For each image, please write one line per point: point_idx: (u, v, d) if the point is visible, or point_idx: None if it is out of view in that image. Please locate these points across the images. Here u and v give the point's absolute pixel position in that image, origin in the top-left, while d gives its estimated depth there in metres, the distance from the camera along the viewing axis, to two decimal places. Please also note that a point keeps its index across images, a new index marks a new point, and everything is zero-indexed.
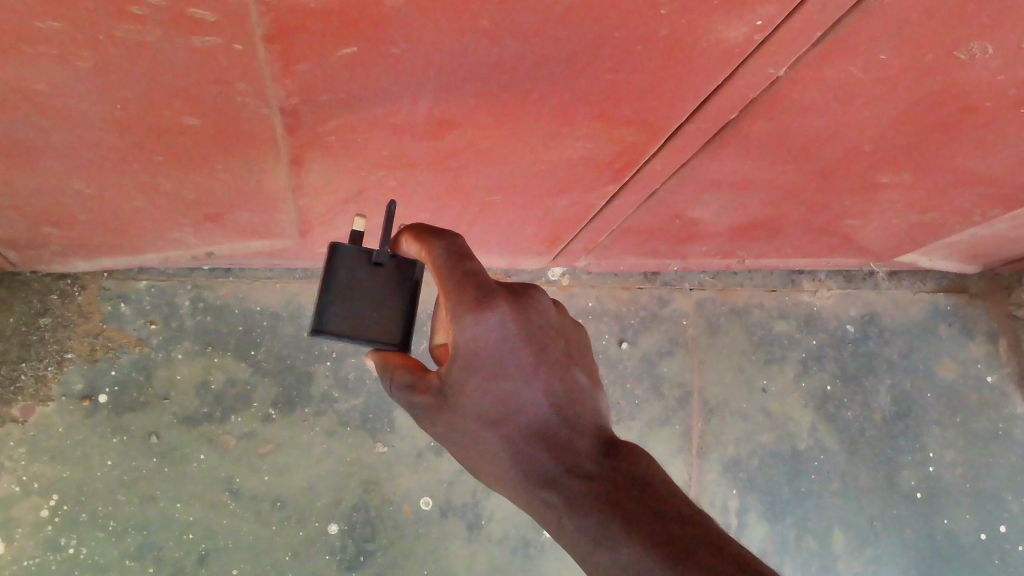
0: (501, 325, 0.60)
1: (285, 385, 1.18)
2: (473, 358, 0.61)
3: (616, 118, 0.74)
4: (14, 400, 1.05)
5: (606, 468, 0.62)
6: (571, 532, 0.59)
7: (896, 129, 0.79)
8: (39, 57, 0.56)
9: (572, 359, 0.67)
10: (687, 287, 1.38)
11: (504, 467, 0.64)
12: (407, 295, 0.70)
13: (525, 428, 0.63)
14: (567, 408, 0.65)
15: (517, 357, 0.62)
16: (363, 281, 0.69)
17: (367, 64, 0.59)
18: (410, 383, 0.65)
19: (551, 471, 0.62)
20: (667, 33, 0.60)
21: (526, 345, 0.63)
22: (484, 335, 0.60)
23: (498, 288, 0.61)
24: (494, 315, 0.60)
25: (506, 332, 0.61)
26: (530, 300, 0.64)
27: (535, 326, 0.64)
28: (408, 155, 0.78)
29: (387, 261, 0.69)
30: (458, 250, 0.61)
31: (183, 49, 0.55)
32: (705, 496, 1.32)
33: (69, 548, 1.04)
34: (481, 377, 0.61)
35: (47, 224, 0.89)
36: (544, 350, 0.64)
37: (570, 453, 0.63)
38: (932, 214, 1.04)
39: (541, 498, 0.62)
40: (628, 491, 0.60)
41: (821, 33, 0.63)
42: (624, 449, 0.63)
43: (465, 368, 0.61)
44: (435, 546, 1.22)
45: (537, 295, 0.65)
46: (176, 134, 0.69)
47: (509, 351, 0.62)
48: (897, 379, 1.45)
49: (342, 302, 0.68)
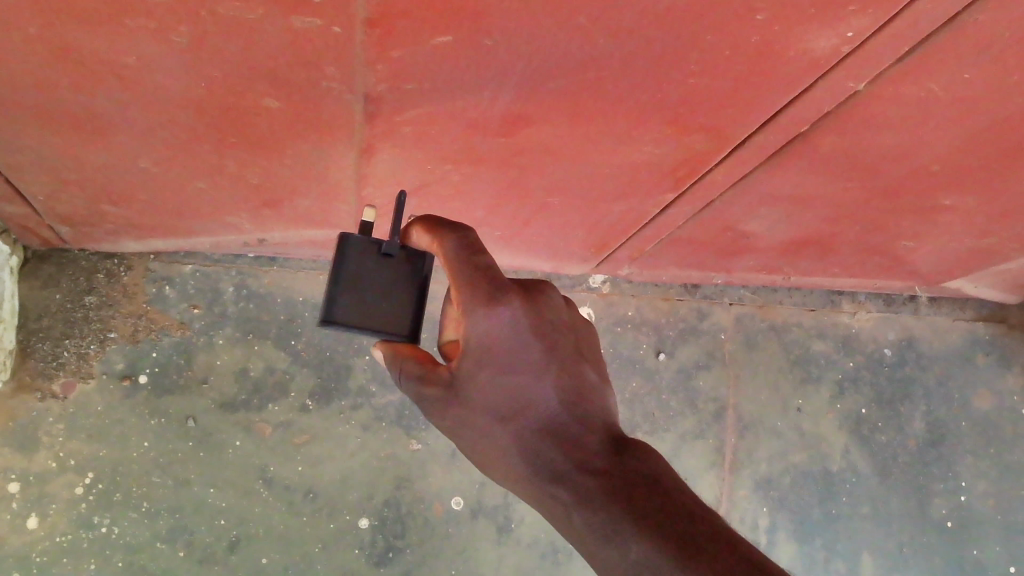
0: (514, 320, 0.59)
1: (323, 377, 1.18)
2: (485, 350, 0.59)
3: (688, 124, 0.74)
4: (55, 376, 1.05)
5: (616, 463, 0.58)
6: (582, 528, 0.55)
7: (966, 149, 0.78)
8: (136, 30, 0.56)
9: (583, 355, 0.64)
10: (727, 301, 1.36)
11: (512, 463, 0.60)
12: (416, 289, 0.68)
13: (536, 422, 0.60)
14: (580, 403, 0.62)
15: (528, 351, 0.60)
16: (372, 272, 0.67)
17: (458, 54, 0.59)
18: (419, 374, 0.62)
19: (560, 465, 0.59)
20: (758, 40, 0.60)
21: (538, 340, 0.61)
22: (495, 331, 0.59)
23: (509, 281, 0.60)
24: (506, 311, 0.59)
25: (517, 328, 0.60)
26: (541, 294, 0.62)
27: (546, 321, 0.62)
28: (477, 150, 0.77)
29: (396, 252, 0.67)
30: (469, 241, 0.60)
31: (281, 29, 0.55)
32: (736, 513, 1.30)
33: (102, 527, 1.04)
34: (492, 369, 0.59)
35: (107, 201, 0.90)
36: (555, 345, 0.62)
37: (580, 448, 0.59)
38: (988, 240, 1.03)
39: (548, 492, 0.58)
40: (638, 487, 0.56)
41: (908, 48, 0.62)
42: (635, 446, 0.60)
43: (477, 362, 0.59)
44: (465, 546, 1.21)
45: (548, 290, 0.63)
46: (253, 116, 0.69)
47: (520, 344, 0.60)
48: (932, 406, 1.44)
49: (351, 293, 0.66)
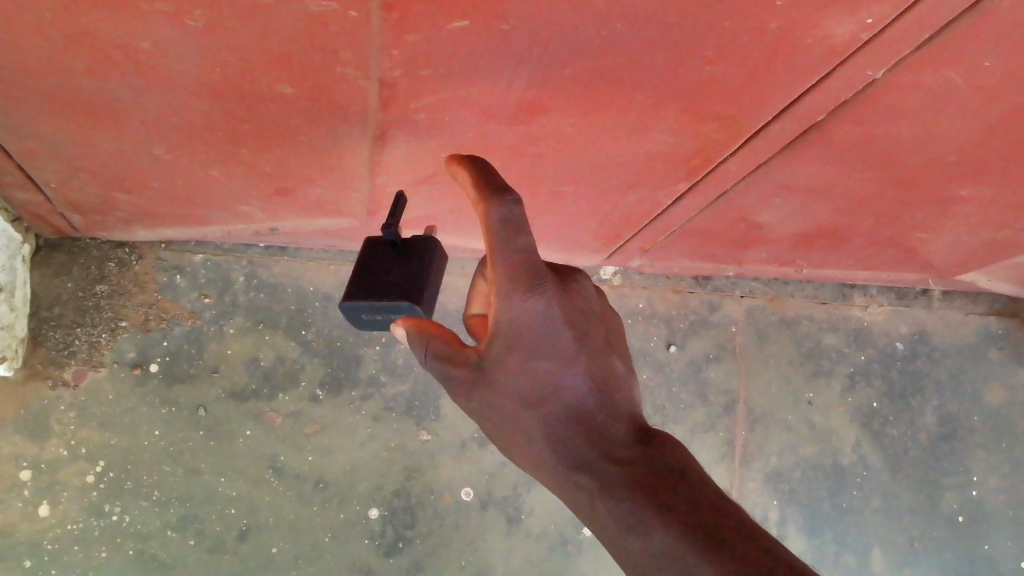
0: (545, 303, 0.57)
1: (334, 367, 1.17)
2: (515, 336, 0.57)
3: (704, 113, 0.74)
4: (67, 364, 1.06)
5: (641, 455, 0.59)
6: (607, 520, 0.56)
7: (984, 140, 0.77)
8: (152, 14, 0.56)
9: (611, 345, 0.63)
10: (738, 293, 1.33)
11: (535, 449, 0.61)
12: (419, 263, 0.68)
13: (563, 411, 0.60)
14: (606, 391, 0.61)
15: (560, 340, 0.59)
16: (379, 257, 0.69)
17: (475, 40, 0.59)
18: (445, 354, 0.60)
19: (585, 456, 0.59)
20: (778, 26, 0.60)
21: (570, 330, 0.59)
22: (528, 319, 0.57)
23: (546, 266, 0.57)
24: (541, 300, 0.56)
25: (551, 316, 0.58)
26: (574, 283, 0.60)
27: (579, 311, 0.60)
28: (491, 138, 0.77)
29: (404, 241, 0.70)
30: (514, 213, 0.53)
31: (298, 13, 0.55)
32: (747, 506, 1.28)
33: (113, 515, 1.05)
34: (522, 355, 0.58)
35: (119, 188, 0.90)
36: (586, 335, 0.61)
37: (606, 438, 0.60)
38: (1004, 232, 1.02)
39: (573, 482, 0.59)
40: (663, 481, 0.57)
41: (928, 35, 0.61)
42: (658, 438, 0.61)
43: (507, 347, 0.58)
44: (474, 537, 1.20)
45: (581, 277, 0.61)
46: (267, 103, 0.69)
47: (553, 333, 0.58)
48: (944, 401, 1.41)
49: (360, 278, 0.68)
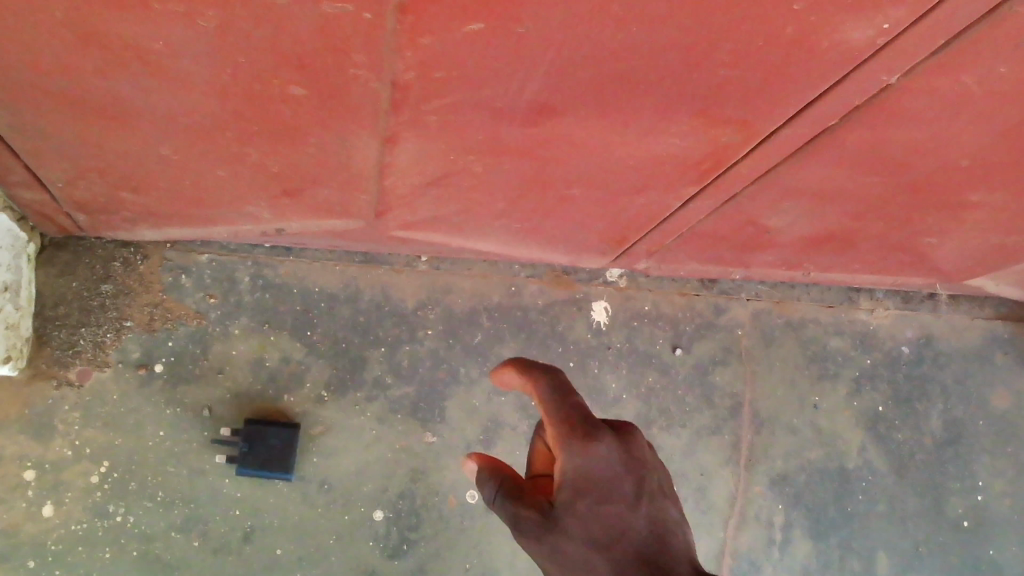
0: (607, 455, 0.63)
1: (339, 368, 1.16)
2: (580, 481, 0.62)
3: (716, 117, 0.73)
4: (71, 364, 1.06)
5: None
6: None
7: (998, 144, 0.77)
8: (165, 16, 0.55)
9: (666, 495, 0.66)
10: (744, 297, 1.31)
11: None
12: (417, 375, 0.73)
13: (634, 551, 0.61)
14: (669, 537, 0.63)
15: (619, 484, 0.63)
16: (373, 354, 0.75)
17: (491, 42, 0.58)
18: (513, 500, 0.64)
19: None
20: (793, 31, 0.59)
21: (630, 477, 0.63)
22: (592, 465, 0.62)
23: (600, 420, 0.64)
24: (601, 445, 0.62)
25: (611, 464, 0.63)
26: (628, 436, 0.66)
27: (637, 459, 0.65)
28: (501, 140, 0.77)
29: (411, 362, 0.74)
30: (559, 385, 0.65)
31: (312, 16, 0.54)
32: (751, 510, 1.27)
33: (117, 515, 1.05)
34: (589, 498, 0.62)
35: (126, 188, 0.90)
36: (642, 480, 0.64)
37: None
38: (1016, 236, 1.01)
39: None
40: None
41: (944, 40, 0.61)
42: None
43: (573, 492, 0.62)
44: (478, 540, 1.17)
45: (636, 435, 0.66)
46: (277, 104, 0.68)
47: (612, 477, 0.63)
48: (949, 405, 1.38)
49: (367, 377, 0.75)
